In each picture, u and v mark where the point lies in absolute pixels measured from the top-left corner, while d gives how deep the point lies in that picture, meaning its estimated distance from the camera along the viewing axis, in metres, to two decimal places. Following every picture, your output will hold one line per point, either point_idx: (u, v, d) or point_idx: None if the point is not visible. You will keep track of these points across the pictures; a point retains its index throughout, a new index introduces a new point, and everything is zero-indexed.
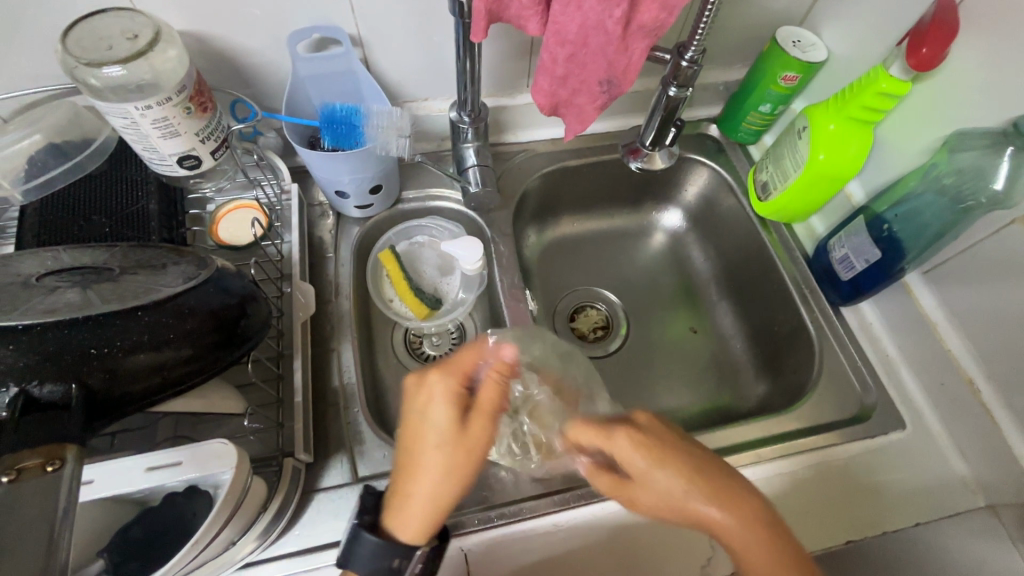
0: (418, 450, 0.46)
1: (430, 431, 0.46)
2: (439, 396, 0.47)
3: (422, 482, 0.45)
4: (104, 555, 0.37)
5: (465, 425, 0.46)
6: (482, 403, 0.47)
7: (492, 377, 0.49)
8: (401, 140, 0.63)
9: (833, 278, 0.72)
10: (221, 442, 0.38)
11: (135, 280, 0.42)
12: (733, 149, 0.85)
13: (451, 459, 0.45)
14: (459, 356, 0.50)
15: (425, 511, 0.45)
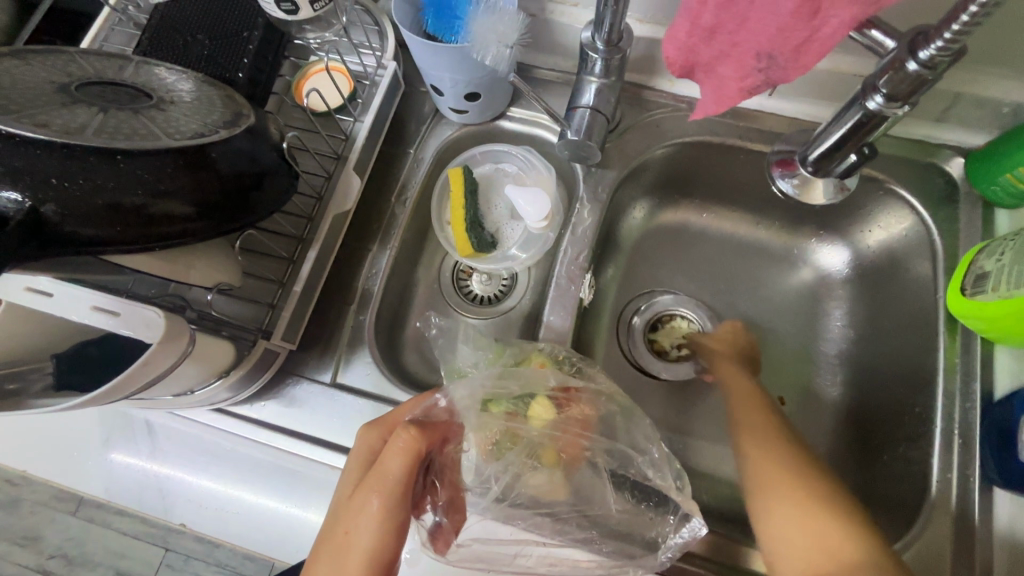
0: (327, 517, 0.44)
1: (344, 488, 0.45)
2: (357, 452, 0.46)
3: (316, 555, 0.42)
4: (53, 359, 0.40)
5: (354, 495, 0.43)
6: (376, 475, 0.43)
7: (396, 439, 0.44)
8: (502, 50, 0.50)
9: (1007, 449, 0.48)
10: (158, 312, 0.38)
11: (151, 120, 0.40)
12: (970, 204, 0.58)
13: (334, 539, 0.42)
14: (395, 412, 0.49)
15: None
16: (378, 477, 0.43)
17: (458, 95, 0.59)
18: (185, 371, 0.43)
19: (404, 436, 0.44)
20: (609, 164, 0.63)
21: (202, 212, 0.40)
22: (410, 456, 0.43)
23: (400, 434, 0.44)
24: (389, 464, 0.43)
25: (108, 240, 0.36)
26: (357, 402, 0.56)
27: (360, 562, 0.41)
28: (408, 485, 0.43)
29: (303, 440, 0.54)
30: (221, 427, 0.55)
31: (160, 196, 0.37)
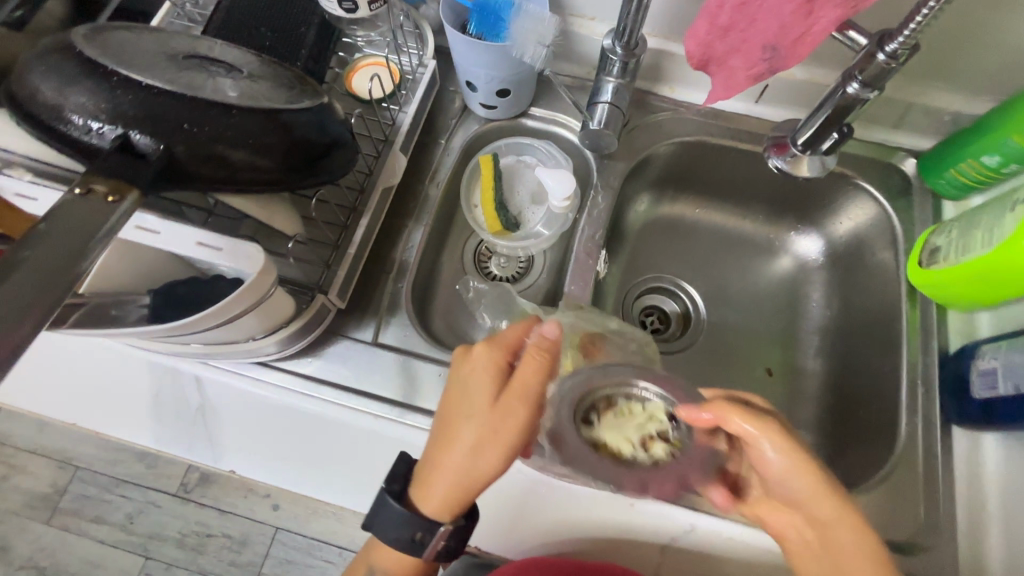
0: (454, 428, 0.45)
1: (472, 404, 0.46)
2: (482, 373, 0.46)
3: (450, 461, 0.45)
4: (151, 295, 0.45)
5: (494, 408, 0.45)
6: (519, 390, 0.45)
7: (534, 358, 0.45)
8: (538, 48, 0.59)
9: (963, 392, 0.57)
10: (257, 248, 0.43)
11: (250, 86, 0.46)
12: (922, 195, 0.69)
13: (476, 441, 0.44)
14: (506, 333, 0.49)
15: (451, 485, 0.45)
16: (519, 393, 0.44)
17: (490, 91, 0.67)
18: (259, 312, 0.48)
19: (544, 357, 0.45)
20: (620, 156, 0.72)
21: (290, 172, 0.45)
22: (551, 376, 0.45)
23: (537, 353, 0.45)
24: (528, 380, 0.44)
25: (219, 180, 0.41)
26: (396, 358, 0.61)
27: (502, 459, 0.45)
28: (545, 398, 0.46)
29: (348, 391, 0.59)
30: (268, 381, 0.59)
31: (259, 152, 0.42)
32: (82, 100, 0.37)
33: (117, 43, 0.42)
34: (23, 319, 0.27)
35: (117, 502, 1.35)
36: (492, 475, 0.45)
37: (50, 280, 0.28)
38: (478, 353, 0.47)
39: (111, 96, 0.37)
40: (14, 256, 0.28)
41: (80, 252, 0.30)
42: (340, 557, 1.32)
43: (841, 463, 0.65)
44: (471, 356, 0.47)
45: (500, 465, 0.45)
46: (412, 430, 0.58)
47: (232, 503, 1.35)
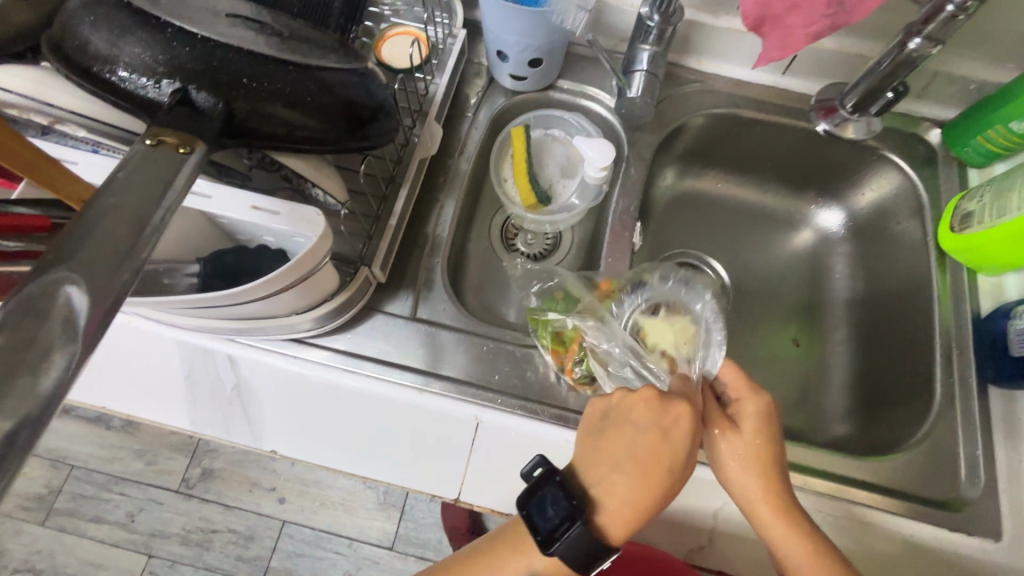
0: (655, 472, 0.45)
1: (676, 452, 0.46)
2: (687, 426, 0.46)
3: (649, 497, 0.44)
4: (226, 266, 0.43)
5: (688, 458, 0.46)
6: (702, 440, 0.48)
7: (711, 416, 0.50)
8: (580, 13, 0.60)
9: (999, 352, 0.58)
10: (314, 211, 0.41)
11: (299, 45, 0.44)
12: (946, 164, 0.71)
13: (672, 483, 0.45)
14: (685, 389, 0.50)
15: (637, 516, 0.44)
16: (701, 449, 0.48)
17: (522, 61, 0.66)
18: (310, 283, 0.47)
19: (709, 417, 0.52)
20: (650, 129, 0.72)
21: (338, 134, 0.43)
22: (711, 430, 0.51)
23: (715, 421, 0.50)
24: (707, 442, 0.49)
25: (280, 139, 0.41)
26: (437, 333, 0.60)
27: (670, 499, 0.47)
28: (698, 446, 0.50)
29: (389, 367, 0.57)
30: (305, 359, 0.57)
31: (310, 111, 0.40)
32: (138, 52, 0.36)
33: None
34: (119, 269, 0.26)
35: (117, 501, 1.28)
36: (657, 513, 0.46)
37: (135, 233, 0.27)
38: (678, 402, 0.47)
39: (166, 46, 0.36)
40: (97, 206, 0.27)
41: (156, 203, 0.28)
42: (350, 548, 1.24)
43: (875, 427, 0.66)
44: (671, 404, 0.47)
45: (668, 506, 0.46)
46: (457, 404, 0.57)
47: (237, 497, 1.28)
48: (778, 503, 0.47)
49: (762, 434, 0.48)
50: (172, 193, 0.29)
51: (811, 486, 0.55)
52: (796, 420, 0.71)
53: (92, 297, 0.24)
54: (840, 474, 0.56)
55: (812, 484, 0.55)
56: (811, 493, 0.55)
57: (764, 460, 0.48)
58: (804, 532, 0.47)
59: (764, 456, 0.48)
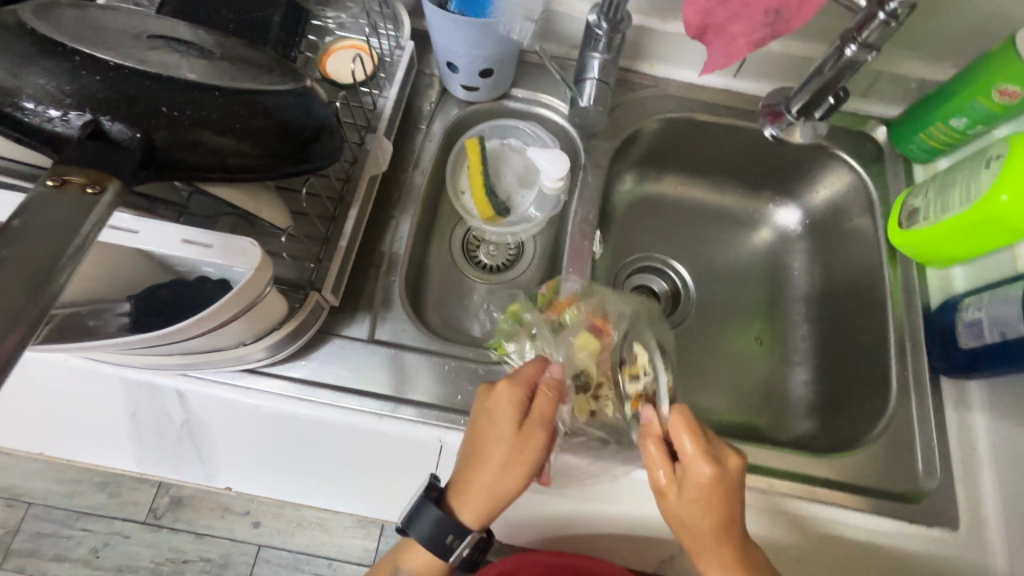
0: (483, 450, 0.48)
1: (496, 435, 0.48)
2: (505, 408, 0.49)
3: (481, 483, 0.47)
4: (151, 305, 0.42)
5: (519, 434, 0.48)
6: (538, 415, 0.49)
7: (546, 392, 0.49)
8: (526, 23, 0.58)
9: (949, 343, 0.60)
10: (251, 242, 0.39)
11: (228, 67, 0.42)
12: (893, 160, 0.72)
13: (501, 458, 0.47)
14: (520, 369, 0.51)
15: (478, 492, 0.47)
16: (537, 423, 0.48)
17: (473, 71, 0.64)
18: (253, 315, 0.45)
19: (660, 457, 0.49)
20: (606, 135, 0.71)
21: (274, 158, 0.41)
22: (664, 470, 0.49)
23: (547, 390, 0.50)
24: (545, 411, 0.49)
25: (210, 169, 0.39)
26: (396, 354, 0.58)
27: (519, 474, 0.47)
28: (556, 420, 0.50)
29: (347, 393, 0.55)
30: (256, 389, 0.55)
31: (241, 137, 0.38)
32: (43, 83, 0.34)
33: (75, 24, 0.38)
34: (10, 330, 0.24)
35: (79, 537, 1.22)
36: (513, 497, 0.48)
37: (31, 290, 0.25)
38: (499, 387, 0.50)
39: (77, 75, 0.34)
40: None
41: (59, 250, 0.27)
42: (329, 569, 1.21)
43: (837, 422, 0.67)
44: (492, 393, 0.50)
45: (521, 489, 0.48)
46: (419, 427, 0.55)
47: (208, 525, 1.23)
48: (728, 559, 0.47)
49: (714, 497, 0.46)
50: (78, 236, 0.28)
51: (776, 488, 0.55)
52: (762, 419, 0.72)
53: None
54: (803, 473, 0.57)
55: (776, 485, 0.55)
56: (777, 494, 0.55)
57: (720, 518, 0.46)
58: None
59: (699, 521, 0.47)
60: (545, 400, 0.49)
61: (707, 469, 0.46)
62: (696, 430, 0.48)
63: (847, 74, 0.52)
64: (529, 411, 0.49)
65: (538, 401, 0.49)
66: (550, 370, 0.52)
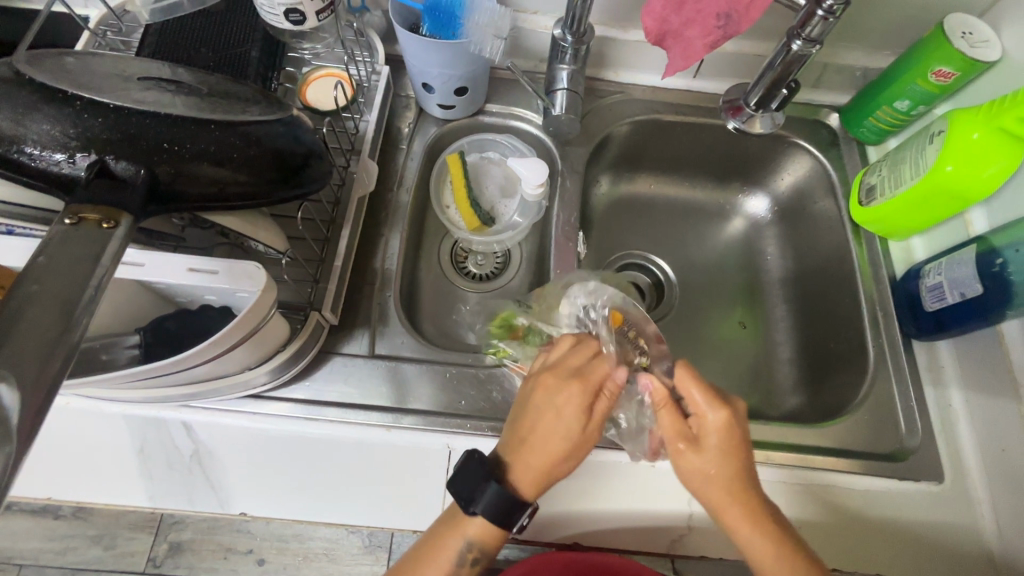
0: (545, 444, 0.47)
1: (562, 430, 0.47)
2: (572, 406, 0.48)
3: (534, 470, 0.47)
4: (158, 336, 0.43)
5: (581, 434, 0.48)
6: (597, 417, 0.49)
7: (610, 397, 0.50)
8: (496, 42, 0.61)
9: (915, 309, 0.64)
10: (254, 265, 0.41)
11: (219, 101, 0.44)
12: (847, 144, 0.77)
13: (563, 454, 0.47)
14: (593, 366, 0.50)
15: (532, 483, 0.47)
16: (597, 424, 0.49)
17: (448, 90, 0.67)
18: (259, 338, 0.46)
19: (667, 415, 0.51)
20: (579, 141, 0.75)
21: (272, 185, 0.43)
22: (678, 428, 0.50)
23: (613, 395, 0.50)
24: (606, 413, 0.49)
25: (210, 199, 0.40)
26: (398, 366, 0.60)
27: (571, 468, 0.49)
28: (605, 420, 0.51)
29: (353, 409, 0.57)
30: (263, 413, 0.56)
31: (241, 166, 0.40)
32: (46, 129, 0.35)
33: (71, 73, 0.39)
34: (50, 359, 0.26)
35: None
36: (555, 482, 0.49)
37: (62, 325, 0.27)
38: (570, 385, 0.49)
39: (78, 119, 0.36)
40: (20, 295, 0.26)
41: (82, 285, 0.28)
42: None
43: (822, 394, 0.70)
44: (562, 388, 0.49)
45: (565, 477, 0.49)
46: (427, 435, 0.57)
47: (210, 568, 1.19)
48: (755, 510, 0.48)
49: (732, 447, 0.48)
50: (97, 272, 0.29)
51: (772, 459, 0.58)
52: (753, 398, 0.75)
53: (22, 400, 0.24)
54: (798, 445, 0.60)
55: (771, 457, 0.58)
56: (773, 465, 0.58)
57: (742, 464, 0.48)
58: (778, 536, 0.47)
59: (721, 474, 0.48)
60: (608, 404, 0.50)
61: (722, 413, 0.49)
62: (701, 382, 0.50)
63: (796, 68, 0.56)
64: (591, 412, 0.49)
65: (603, 404, 0.49)
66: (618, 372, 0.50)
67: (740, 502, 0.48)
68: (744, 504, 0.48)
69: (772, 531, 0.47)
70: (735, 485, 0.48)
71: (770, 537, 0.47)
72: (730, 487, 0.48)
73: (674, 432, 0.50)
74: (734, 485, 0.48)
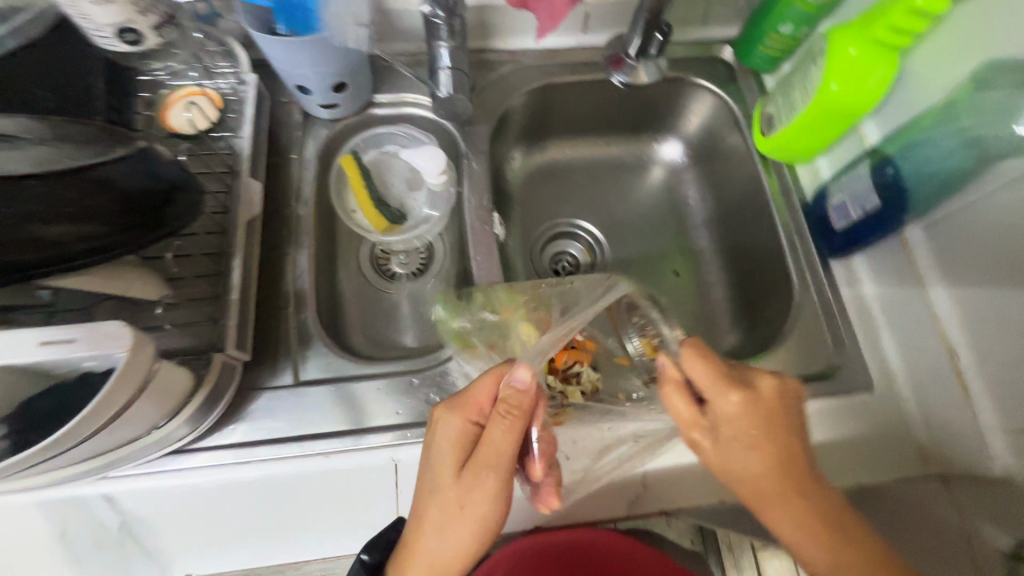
0: (425, 506, 0.47)
1: (435, 479, 0.47)
2: (444, 442, 0.47)
3: (424, 545, 0.46)
4: (29, 420, 0.39)
5: (459, 480, 0.46)
6: (481, 457, 0.46)
7: (497, 420, 0.46)
8: (360, 30, 0.57)
9: (827, 229, 0.66)
10: (118, 324, 0.37)
11: (44, 149, 0.39)
12: (745, 76, 0.77)
13: (440, 511, 0.46)
14: (473, 391, 0.48)
15: (418, 558, 0.47)
16: (482, 462, 0.46)
17: (326, 89, 0.63)
18: (152, 397, 0.43)
19: (681, 411, 0.49)
20: (479, 118, 0.72)
21: (128, 230, 0.40)
22: (693, 420, 0.49)
23: (500, 416, 0.46)
24: (495, 443, 0.46)
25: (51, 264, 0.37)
26: (327, 389, 0.57)
27: (466, 533, 0.46)
28: (508, 460, 0.46)
29: (286, 443, 0.54)
30: (189, 467, 0.52)
31: (81, 221, 0.37)
32: None
33: None
34: None
35: None
36: (459, 555, 0.47)
37: None
38: (449, 420, 0.48)
39: None
40: None
41: None
42: None
43: (757, 327, 0.72)
44: (440, 422, 0.48)
45: (466, 545, 0.47)
46: (369, 453, 0.55)
47: None
48: (802, 506, 0.46)
49: (760, 434, 0.47)
50: None
51: None
52: None
53: None
54: None
55: None
56: None
57: (778, 448, 0.47)
58: (845, 534, 0.46)
59: (750, 465, 0.47)
60: (495, 431, 0.46)
61: (733, 395, 0.47)
62: (708, 358, 0.49)
63: (664, 11, 0.56)
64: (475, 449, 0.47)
65: (488, 435, 0.46)
66: (513, 379, 0.47)
67: (807, 507, 0.46)
68: (802, 498, 0.46)
69: (824, 521, 0.46)
70: (789, 484, 0.46)
71: (818, 524, 0.46)
72: (772, 485, 0.46)
73: (688, 426, 0.49)
74: (773, 480, 0.46)
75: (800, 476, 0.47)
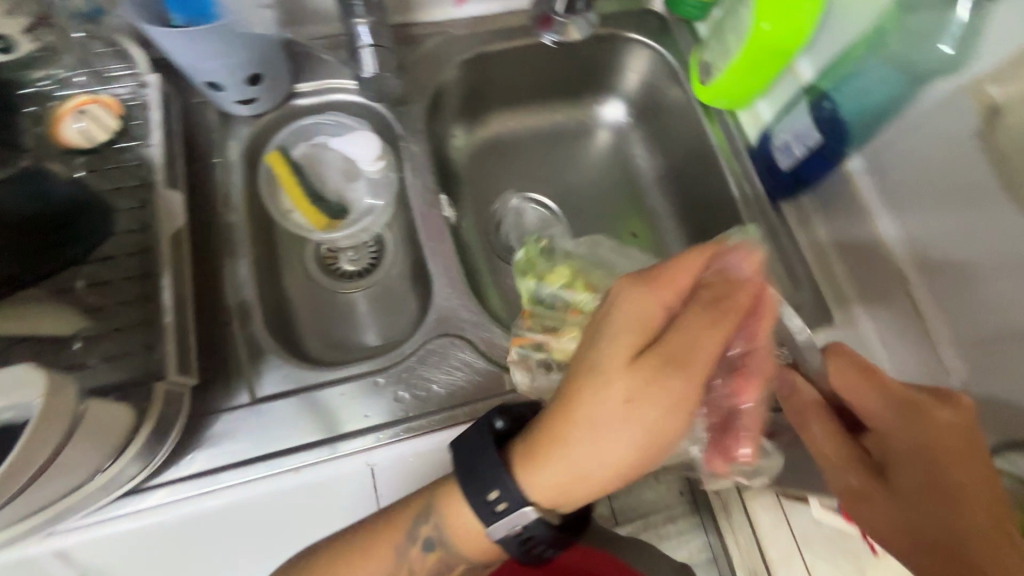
0: (578, 409, 0.38)
1: (598, 364, 0.39)
2: (629, 311, 0.39)
3: (574, 452, 0.38)
4: None
5: (638, 368, 0.38)
6: (693, 355, 0.38)
7: (696, 309, 0.39)
8: (263, 11, 0.54)
9: (772, 169, 0.67)
10: (24, 367, 0.33)
11: None
12: (678, 26, 0.76)
13: (600, 406, 0.38)
14: (664, 266, 0.40)
15: (560, 462, 0.38)
16: (691, 355, 0.38)
17: (239, 83, 0.58)
18: (86, 440, 0.39)
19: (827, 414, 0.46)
20: (412, 98, 0.68)
21: None
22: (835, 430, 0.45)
23: (705, 292, 0.40)
24: (704, 334, 0.38)
25: None
26: (287, 402, 0.53)
27: (627, 447, 0.38)
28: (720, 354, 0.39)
29: (251, 465, 0.51)
30: (148, 506, 0.49)
31: None
32: None
33: None
34: None
35: None
36: (607, 472, 0.39)
37: None
38: (631, 291, 0.40)
39: None
40: None
41: None
42: None
43: None
44: (621, 294, 0.40)
45: (628, 459, 0.38)
46: (341, 462, 0.52)
47: None
48: (966, 557, 0.38)
49: (923, 461, 0.41)
50: None
51: None
52: None
53: None
54: None
55: None
56: None
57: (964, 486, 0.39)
58: None
59: (907, 491, 0.41)
60: (697, 316, 0.39)
61: (924, 415, 0.41)
62: (880, 371, 0.44)
63: None
64: (657, 334, 0.39)
65: (682, 323, 0.39)
66: (731, 260, 0.43)
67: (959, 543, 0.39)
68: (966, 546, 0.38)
69: None
70: (947, 514, 0.39)
71: None
72: (938, 524, 0.39)
73: (826, 429, 0.46)
74: (949, 522, 0.39)
75: (973, 523, 0.39)
